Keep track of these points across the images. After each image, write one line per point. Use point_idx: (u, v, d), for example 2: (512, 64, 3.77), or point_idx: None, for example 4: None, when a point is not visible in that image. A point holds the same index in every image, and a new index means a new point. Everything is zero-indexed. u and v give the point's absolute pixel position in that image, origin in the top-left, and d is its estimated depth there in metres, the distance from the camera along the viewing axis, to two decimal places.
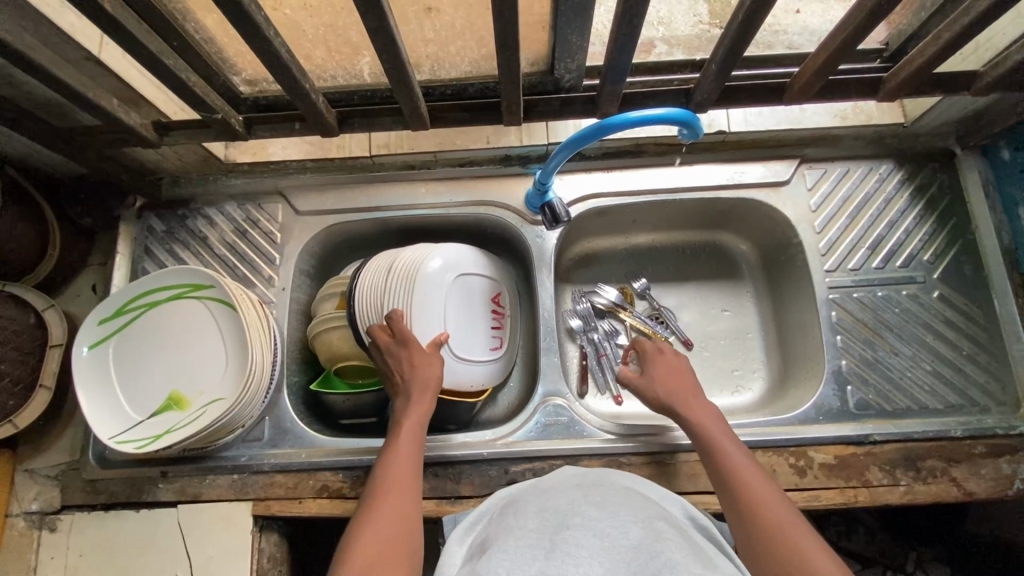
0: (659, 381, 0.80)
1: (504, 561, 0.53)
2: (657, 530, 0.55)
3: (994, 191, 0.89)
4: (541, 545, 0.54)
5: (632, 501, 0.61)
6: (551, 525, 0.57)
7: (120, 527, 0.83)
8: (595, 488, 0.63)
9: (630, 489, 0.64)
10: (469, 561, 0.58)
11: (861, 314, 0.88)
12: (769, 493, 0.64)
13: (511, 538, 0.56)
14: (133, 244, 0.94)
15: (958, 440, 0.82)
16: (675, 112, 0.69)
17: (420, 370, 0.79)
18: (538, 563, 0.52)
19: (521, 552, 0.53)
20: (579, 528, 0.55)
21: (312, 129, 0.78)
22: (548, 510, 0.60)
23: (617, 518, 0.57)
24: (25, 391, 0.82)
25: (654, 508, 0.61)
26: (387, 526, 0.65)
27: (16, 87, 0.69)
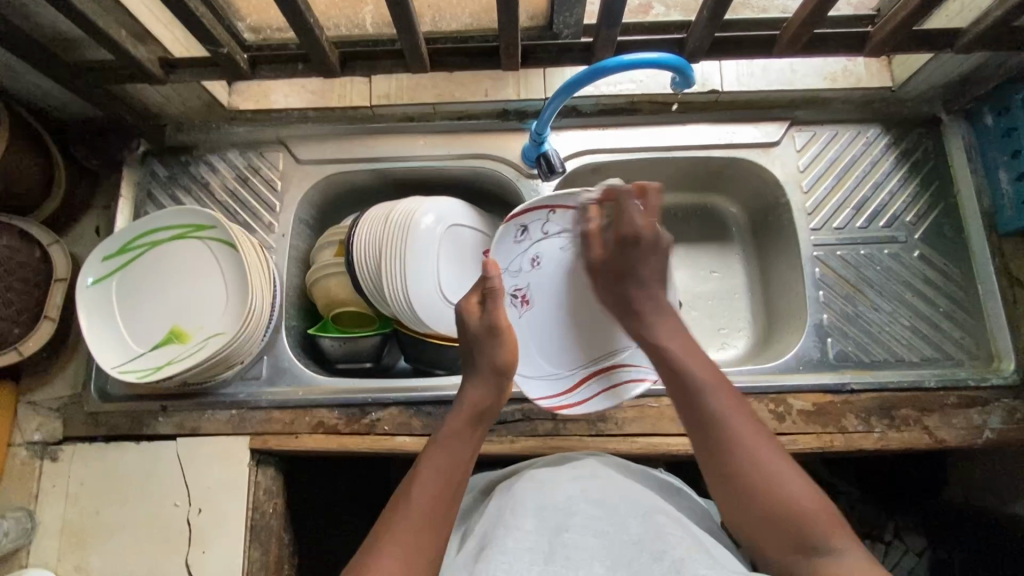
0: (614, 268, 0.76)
1: (504, 562, 0.56)
2: (657, 527, 0.59)
3: (978, 156, 0.92)
4: (540, 549, 0.58)
5: (630, 497, 0.65)
6: (548, 525, 0.60)
7: (120, 458, 0.85)
8: (594, 482, 0.67)
9: (626, 484, 0.68)
10: (468, 550, 0.62)
11: (844, 272, 0.91)
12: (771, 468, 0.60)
13: (511, 533, 0.59)
14: (136, 188, 0.96)
15: (932, 390, 0.85)
16: (666, 57, 0.72)
17: (494, 356, 0.73)
18: (538, 565, 0.56)
19: (522, 553, 0.57)
20: (577, 531, 0.59)
21: (315, 70, 0.79)
22: (545, 506, 0.63)
23: (617, 520, 0.61)
24: (29, 321, 0.84)
25: (651, 500, 0.65)
26: (418, 523, 0.60)
27: (27, 17, 0.71)
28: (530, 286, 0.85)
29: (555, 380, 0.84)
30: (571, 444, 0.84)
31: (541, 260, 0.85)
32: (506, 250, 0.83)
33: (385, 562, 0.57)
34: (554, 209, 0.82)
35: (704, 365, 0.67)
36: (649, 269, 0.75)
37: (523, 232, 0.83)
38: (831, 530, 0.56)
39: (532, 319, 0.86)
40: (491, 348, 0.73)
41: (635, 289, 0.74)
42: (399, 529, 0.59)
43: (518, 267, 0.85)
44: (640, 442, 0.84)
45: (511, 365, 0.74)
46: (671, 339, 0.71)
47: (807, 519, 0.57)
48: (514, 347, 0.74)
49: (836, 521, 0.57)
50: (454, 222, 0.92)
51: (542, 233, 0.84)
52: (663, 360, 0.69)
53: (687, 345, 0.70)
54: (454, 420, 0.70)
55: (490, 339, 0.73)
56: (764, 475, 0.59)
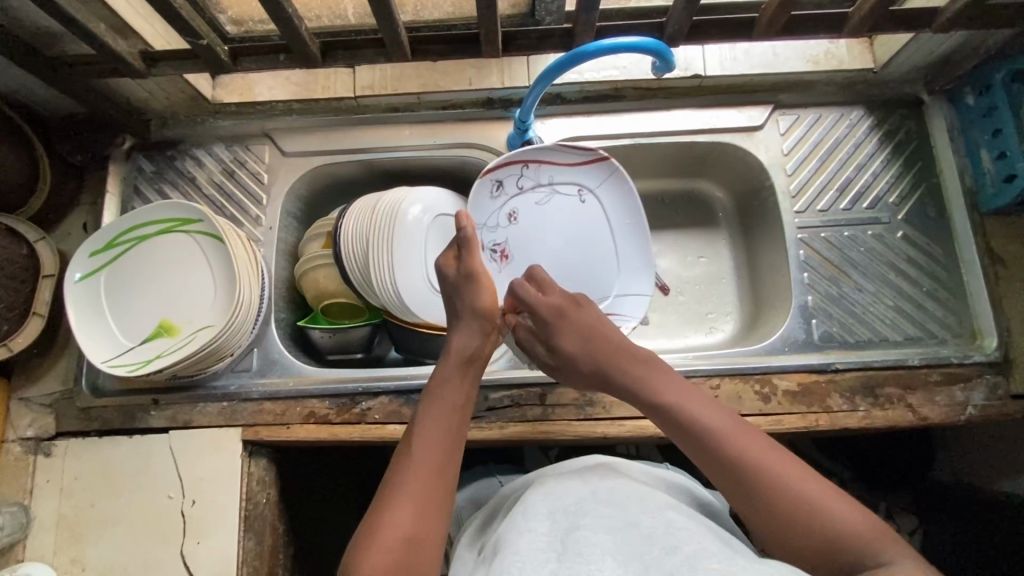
0: (581, 353, 0.74)
1: (517, 563, 0.56)
2: (669, 523, 0.59)
3: (959, 135, 0.93)
4: (551, 549, 0.57)
5: (639, 496, 0.65)
6: (561, 527, 0.60)
7: (113, 452, 0.85)
8: (605, 484, 0.67)
9: (636, 484, 0.68)
10: (483, 561, 0.61)
11: (828, 253, 0.92)
12: (802, 489, 0.57)
13: (523, 540, 0.59)
14: (123, 184, 0.96)
15: (915, 368, 0.86)
16: (647, 40, 0.72)
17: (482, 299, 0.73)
18: (551, 563, 0.55)
19: (534, 556, 0.57)
20: (589, 528, 0.58)
21: (297, 60, 0.79)
22: (557, 511, 0.63)
23: (630, 516, 0.60)
24: (18, 317, 0.84)
25: (664, 500, 0.65)
26: (422, 477, 0.60)
27: (6, 12, 0.71)
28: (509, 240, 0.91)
29: None
30: (560, 428, 0.85)
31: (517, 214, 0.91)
32: (482, 205, 0.90)
33: (398, 516, 0.57)
34: (529, 164, 0.89)
35: (709, 412, 0.64)
36: (600, 325, 0.75)
37: (500, 186, 0.90)
38: (880, 543, 0.53)
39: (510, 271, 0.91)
40: (474, 297, 0.74)
41: (609, 347, 0.73)
42: (403, 488, 0.59)
43: (496, 222, 0.91)
44: (628, 425, 0.85)
45: (493, 310, 0.73)
46: (661, 388, 0.68)
47: (859, 539, 0.54)
48: (494, 293, 0.74)
49: (887, 534, 0.54)
50: (441, 212, 0.93)
51: (517, 189, 0.91)
52: (667, 418, 0.66)
53: (680, 387, 0.68)
54: (445, 367, 0.70)
55: (470, 287, 0.74)
56: (807, 512, 0.56)
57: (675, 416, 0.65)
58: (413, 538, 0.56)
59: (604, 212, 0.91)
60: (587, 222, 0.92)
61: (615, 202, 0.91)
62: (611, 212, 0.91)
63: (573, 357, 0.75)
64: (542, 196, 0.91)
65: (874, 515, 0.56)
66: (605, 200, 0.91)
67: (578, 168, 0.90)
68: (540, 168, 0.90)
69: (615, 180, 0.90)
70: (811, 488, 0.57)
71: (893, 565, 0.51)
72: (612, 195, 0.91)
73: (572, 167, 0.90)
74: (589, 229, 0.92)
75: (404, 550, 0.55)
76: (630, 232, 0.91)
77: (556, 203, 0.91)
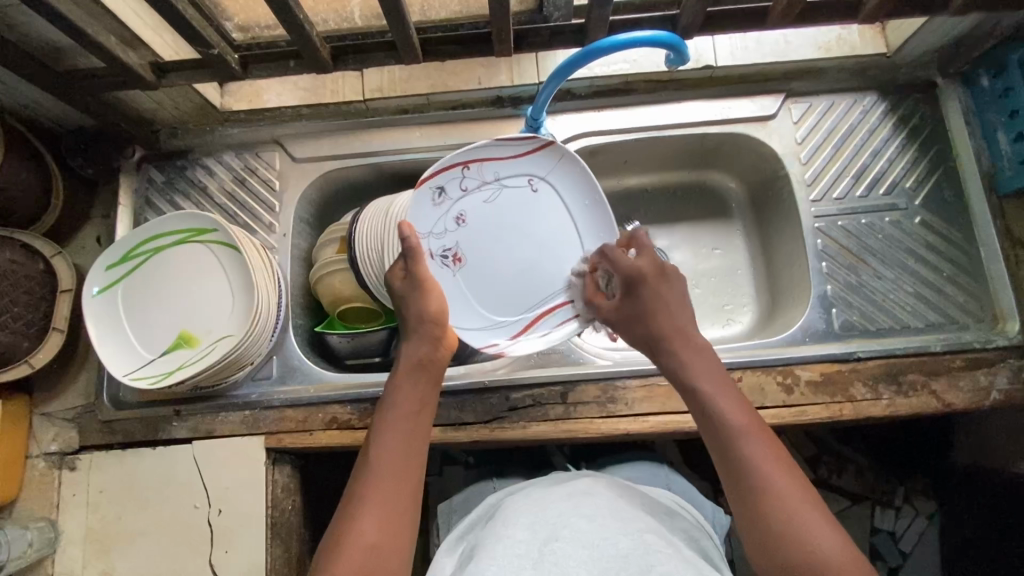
0: (649, 313, 0.74)
1: (491, 568, 0.59)
2: (646, 545, 0.60)
3: (975, 119, 0.92)
4: (528, 557, 0.60)
5: (620, 513, 0.66)
6: (540, 535, 0.62)
7: (138, 464, 0.86)
8: (587, 498, 0.68)
9: (618, 500, 0.69)
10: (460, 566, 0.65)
11: (846, 241, 0.91)
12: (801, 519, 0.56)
13: (501, 546, 0.62)
14: (134, 196, 0.96)
15: (938, 355, 0.85)
16: (661, 34, 0.72)
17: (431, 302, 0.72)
18: (527, 570, 0.58)
19: (511, 560, 0.60)
20: (566, 542, 0.60)
21: (307, 66, 0.79)
22: (538, 521, 0.65)
23: (606, 532, 0.61)
24: (38, 333, 0.84)
25: (646, 520, 0.66)
26: (386, 491, 0.60)
27: (15, 29, 0.71)
28: (459, 243, 0.80)
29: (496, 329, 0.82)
30: (582, 427, 0.85)
31: (465, 217, 0.80)
32: (425, 215, 0.78)
33: (359, 527, 0.57)
34: (470, 166, 0.79)
35: (732, 404, 0.64)
36: (676, 302, 0.74)
37: (442, 194, 0.79)
38: None
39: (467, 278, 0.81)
40: (418, 302, 0.72)
41: (667, 323, 0.72)
42: (365, 500, 0.59)
43: (444, 228, 0.80)
44: (651, 421, 0.84)
45: (441, 314, 0.73)
46: (702, 378, 0.67)
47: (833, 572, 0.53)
48: (442, 297, 0.73)
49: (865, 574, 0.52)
50: None
51: (460, 191, 0.80)
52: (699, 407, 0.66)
53: (727, 386, 0.66)
54: (399, 375, 0.70)
55: (421, 296, 0.72)
56: (794, 536, 0.55)
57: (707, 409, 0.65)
58: (377, 548, 0.57)
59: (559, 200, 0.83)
60: (546, 216, 0.83)
61: (571, 187, 0.83)
62: (567, 197, 0.83)
63: (638, 320, 0.75)
64: (489, 194, 0.81)
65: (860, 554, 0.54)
66: (560, 186, 0.83)
67: (523, 158, 0.81)
68: (483, 165, 0.80)
69: (567, 164, 0.82)
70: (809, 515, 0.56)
71: None
72: (566, 180, 0.83)
73: (517, 159, 0.81)
74: (545, 216, 0.83)
75: (366, 557, 0.56)
76: (594, 215, 0.83)
77: (506, 199, 0.81)
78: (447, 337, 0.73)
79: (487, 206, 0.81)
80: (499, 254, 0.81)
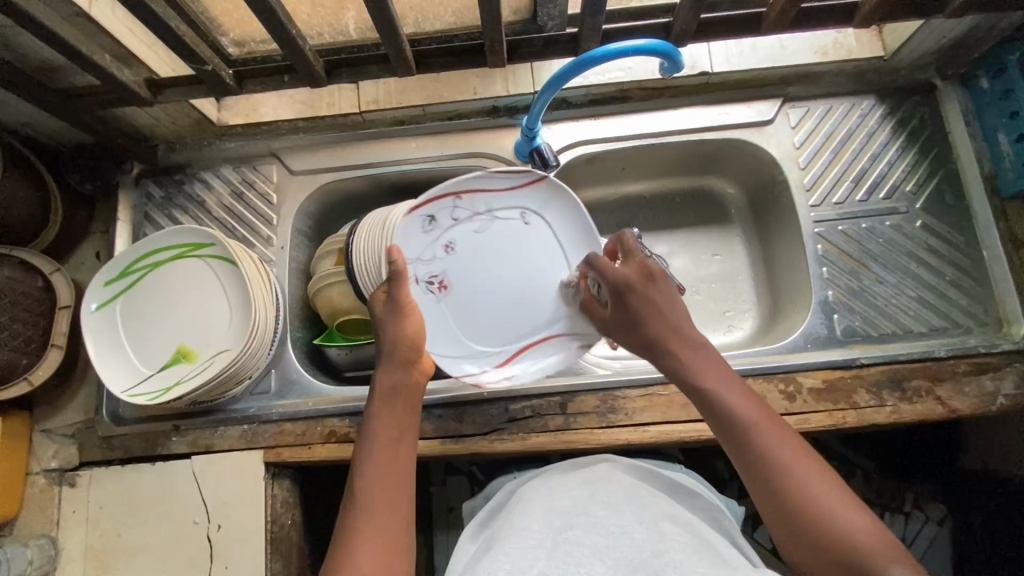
0: (640, 308, 0.71)
1: (504, 562, 0.59)
2: (661, 530, 0.61)
3: (975, 120, 0.91)
4: (542, 547, 0.60)
5: (637, 500, 0.66)
6: (555, 524, 0.63)
7: (137, 480, 0.85)
8: (601, 486, 0.69)
9: (635, 484, 0.70)
10: (479, 556, 0.65)
11: (846, 246, 0.91)
12: (832, 506, 0.56)
13: (516, 538, 0.62)
14: (133, 212, 0.96)
15: (942, 360, 0.84)
16: (653, 43, 0.72)
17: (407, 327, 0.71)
18: (540, 559, 0.58)
19: (523, 552, 0.60)
20: (580, 530, 0.61)
21: (301, 80, 0.79)
22: (554, 512, 0.65)
23: (624, 522, 0.62)
24: (37, 350, 0.85)
25: (663, 507, 0.67)
26: (378, 526, 0.59)
27: (11, 49, 0.71)
28: (446, 270, 0.80)
29: (473, 357, 0.82)
30: (583, 437, 0.84)
31: (453, 245, 0.80)
32: (415, 240, 0.78)
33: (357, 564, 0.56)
34: (461, 196, 0.79)
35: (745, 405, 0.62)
36: (663, 307, 0.71)
37: (431, 220, 0.79)
38: (898, 566, 0.52)
39: (451, 304, 0.81)
40: (396, 326, 0.71)
41: (665, 326, 0.70)
42: (359, 539, 0.58)
43: (432, 255, 0.80)
44: (652, 430, 0.84)
45: (418, 337, 0.71)
46: (703, 375, 0.66)
47: (871, 556, 0.53)
48: (420, 322, 0.72)
49: (904, 556, 0.52)
50: None
51: (453, 220, 0.80)
52: (706, 408, 0.65)
53: (724, 376, 0.66)
54: (374, 402, 0.69)
55: (398, 319, 0.71)
56: (823, 522, 0.55)
57: (716, 409, 0.64)
58: None
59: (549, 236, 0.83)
60: (532, 250, 0.83)
61: (563, 220, 0.83)
62: (560, 232, 0.84)
63: (629, 320, 0.72)
64: (480, 225, 0.81)
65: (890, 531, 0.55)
66: (550, 221, 0.83)
67: (520, 192, 0.81)
68: (476, 196, 0.80)
69: (557, 202, 0.82)
70: (833, 496, 0.56)
71: None
72: (559, 217, 0.83)
73: (508, 193, 0.81)
74: (531, 254, 0.83)
75: None
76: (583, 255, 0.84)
77: (497, 231, 0.82)
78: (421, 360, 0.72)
79: (477, 237, 0.81)
80: (486, 282, 0.82)
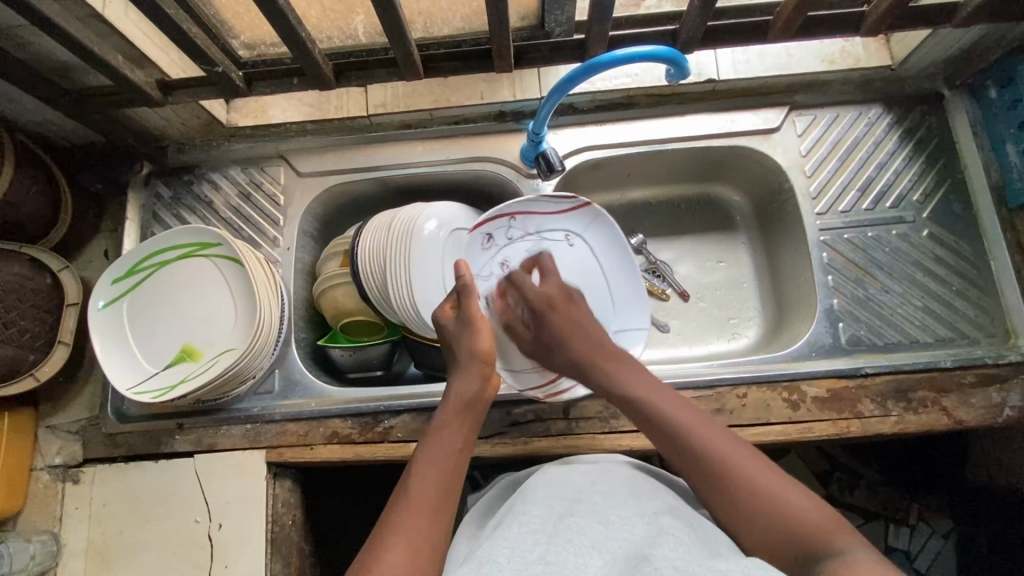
0: (563, 326, 0.78)
1: (504, 548, 0.58)
2: (658, 520, 0.59)
3: (983, 130, 0.90)
4: (541, 532, 0.59)
5: (637, 490, 0.66)
6: (555, 511, 0.63)
7: (140, 477, 0.86)
8: (604, 477, 0.69)
9: (637, 476, 0.70)
10: (481, 539, 0.65)
11: (852, 255, 0.90)
12: (760, 478, 0.59)
13: (516, 524, 0.62)
14: (142, 211, 0.97)
15: (948, 370, 0.83)
16: (663, 51, 0.72)
17: (476, 340, 0.72)
18: (540, 544, 0.58)
19: (523, 537, 0.59)
20: (581, 516, 0.60)
21: (310, 83, 0.80)
22: (554, 499, 0.65)
23: (622, 510, 0.61)
24: (44, 347, 0.85)
25: (664, 498, 0.66)
26: (418, 525, 0.59)
27: (25, 48, 0.73)
28: (504, 286, 0.86)
29: (535, 368, 0.86)
30: (585, 442, 0.84)
31: (508, 262, 0.86)
32: (474, 258, 0.85)
33: (390, 560, 0.55)
34: (515, 218, 0.85)
35: (694, 419, 0.65)
36: (584, 323, 0.79)
37: (489, 240, 0.85)
38: (839, 535, 0.54)
39: (510, 316, 0.86)
40: (469, 340, 0.72)
41: (586, 340, 0.77)
42: (395, 536, 0.57)
43: (489, 272, 0.86)
44: None
45: (490, 353, 0.73)
46: (634, 383, 0.71)
47: (810, 527, 0.56)
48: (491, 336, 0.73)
49: (840, 525, 0.55)
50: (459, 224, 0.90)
51: (506, 240, 0.86)
52: (637, 411, 0.68)
53: (651, 385, 0.71)
54: (444, 411, 0.69)
55: (468, 333, 0.73)
56: (758, 494, 0.58)
57: (646, 411, 0.68)
58: None
59: (595, 253, 0.89)
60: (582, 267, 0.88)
61: (605, 243, 0.89)
62: (600, 254, 0.89)
63: (545, 337, 0.80)
64: (529, 245, 0.87)
65: (827, 505, 0.58)
66: (595, 242, 0.89)
67: (564, 216, 0.87)
68: (527, 218, 0.86)
69: (601, 222, 0.88)
70: (763, 473, 0.60)
71: (846, 550, 0.52)
72: (599, 237, 0.89)
73: (557, 215, 0.87)
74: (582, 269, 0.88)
75: None
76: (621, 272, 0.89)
77: (547, 251, 0.87)
78: (493, 376, 0.73)
79: (528, 255, 0.87)
80: None
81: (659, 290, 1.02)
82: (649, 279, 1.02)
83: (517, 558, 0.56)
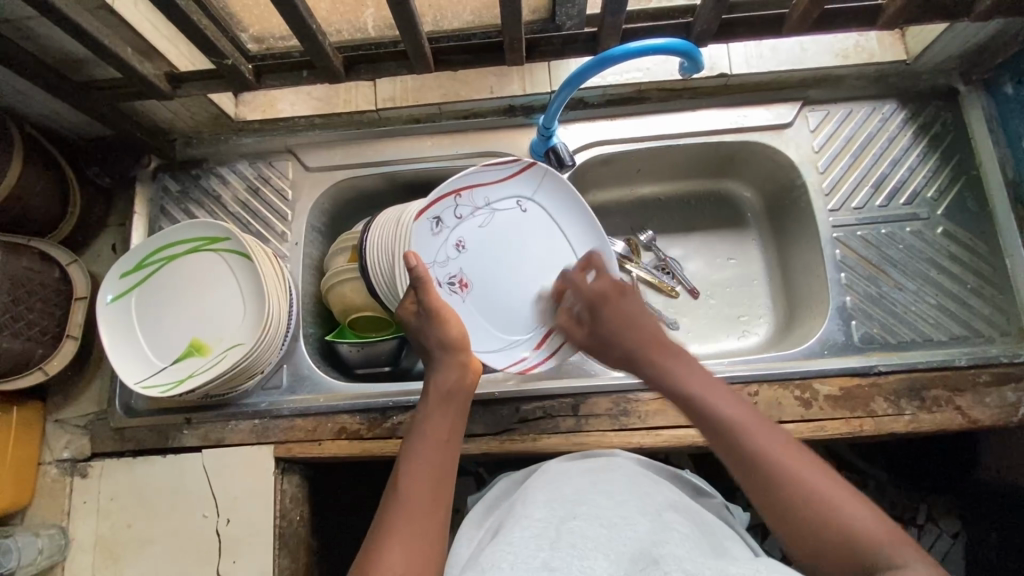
0: (615, 328, 0.75)
1: (507, 554, 0.55)
2: (664, 523, 0.59)
3: (998, 125, 0.89)
4: (545, 537, 0.57)
5: (641, 491, 0.65)
6: (558, 514, 0.61)
7: (148, 472, 0.86)
8: (606, 475, 0.68)
9: (638, 475, 0.69)
10: (482, 544, 0.63)
11: (865, 252, 0.89)
12: (823, 488, 0.54)
13: (519, 528, 0.60)
14: (149, 205, 0.97)
15: (962, 369, 0.82)
16: (673, 42, 0.71)
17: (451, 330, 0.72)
18: (544, 550, 0.55)
19: (527, 543, 0.56)
20: (585, 519, 0.59)
21: (320, 76, 0.80)
22: (556, 499, 0.64)
23: (624, 511, 0.60)
24: (53, 340, 0.85)
25: (671, 499, 0.65)
26: (416, 521, 0.58)
27: (33, 40, 0.72)
28: (463, 269, 0.82)
29: (511, 350, 0.84)
30: (595, 439, 0.83)
31: (463, 241, 0.82)
32: (427, 245, 0.79)
33: (391, 558, 0.55)
34: (461, 194, 0.81)
35: (755, 424, 0.60)
36: (640, 316, 0.75)
37: (439, 223, 0.80)
38: (899, 550, 0.49)
39: (475, 300, 0.83)
40: (437, 329, 0.72)
41: (637, 336, 0.73)
42: (396, 532, 0.57)
43: (445, 256, 0.81)
44: (665, 434, 0.83)
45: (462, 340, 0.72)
46: (689, 380, 0.66)
47: (870, 543, 0.51)
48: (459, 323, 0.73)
49: (903, 540, 0.50)
50: None
51: (456, 219, 0.81)
52: (691, 407, 0.64)
53: (708, 381, 0.66)
54: (427, 403, 0.69)
55: (435, 325, 0.71)
56: (821, 505, 0.53)
57: (704, 412, 0.62)
58: None
59: (548, 217, 0.86)
60: (535, 233, 0.86)
61: (557, 201, 0.86)
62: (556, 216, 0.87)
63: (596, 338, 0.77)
64: (482, 219, 0.83)
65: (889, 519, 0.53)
66: (547, 204, 0.86)
67: (511, 181, 0.84)
68: (474, 192, 0.82)
69: (548, 181, 0.85)
70: (821, 479, 0.55)
71: (904, 566, 0.48)
72: (554, 199, 0.86)
73: (501, 182, 0.83)
74: (534, 233, 0.86)
75: None
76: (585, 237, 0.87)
77: (500, 220, 0.84)
78: (470, 363, 0.73)
79: (484, 231, 0.83)
80: (499, 271, 0.84)
81: (668, 287, 1.00)
82: (658, 275, 1.01)
83: (519, 564, 0.53)
